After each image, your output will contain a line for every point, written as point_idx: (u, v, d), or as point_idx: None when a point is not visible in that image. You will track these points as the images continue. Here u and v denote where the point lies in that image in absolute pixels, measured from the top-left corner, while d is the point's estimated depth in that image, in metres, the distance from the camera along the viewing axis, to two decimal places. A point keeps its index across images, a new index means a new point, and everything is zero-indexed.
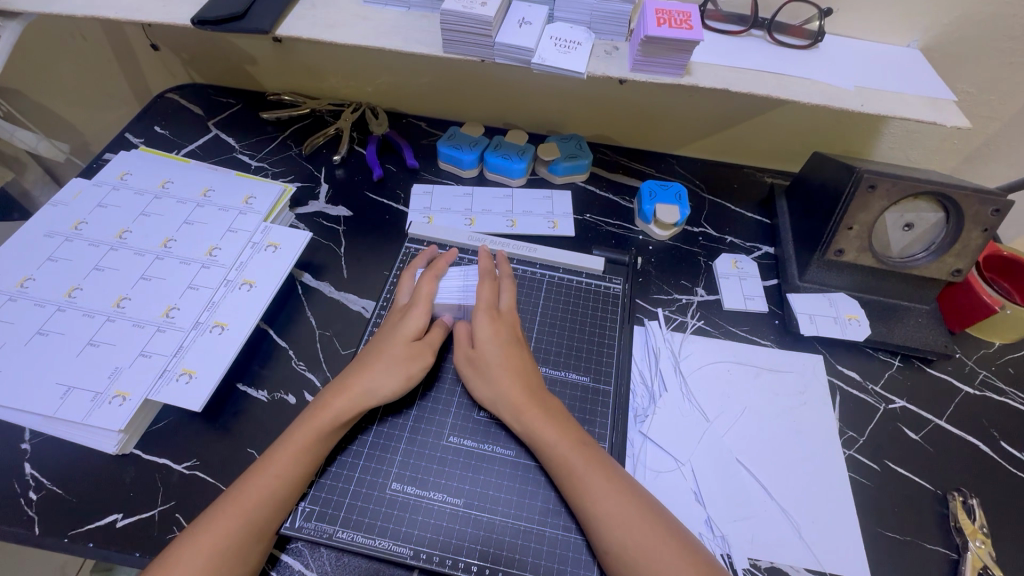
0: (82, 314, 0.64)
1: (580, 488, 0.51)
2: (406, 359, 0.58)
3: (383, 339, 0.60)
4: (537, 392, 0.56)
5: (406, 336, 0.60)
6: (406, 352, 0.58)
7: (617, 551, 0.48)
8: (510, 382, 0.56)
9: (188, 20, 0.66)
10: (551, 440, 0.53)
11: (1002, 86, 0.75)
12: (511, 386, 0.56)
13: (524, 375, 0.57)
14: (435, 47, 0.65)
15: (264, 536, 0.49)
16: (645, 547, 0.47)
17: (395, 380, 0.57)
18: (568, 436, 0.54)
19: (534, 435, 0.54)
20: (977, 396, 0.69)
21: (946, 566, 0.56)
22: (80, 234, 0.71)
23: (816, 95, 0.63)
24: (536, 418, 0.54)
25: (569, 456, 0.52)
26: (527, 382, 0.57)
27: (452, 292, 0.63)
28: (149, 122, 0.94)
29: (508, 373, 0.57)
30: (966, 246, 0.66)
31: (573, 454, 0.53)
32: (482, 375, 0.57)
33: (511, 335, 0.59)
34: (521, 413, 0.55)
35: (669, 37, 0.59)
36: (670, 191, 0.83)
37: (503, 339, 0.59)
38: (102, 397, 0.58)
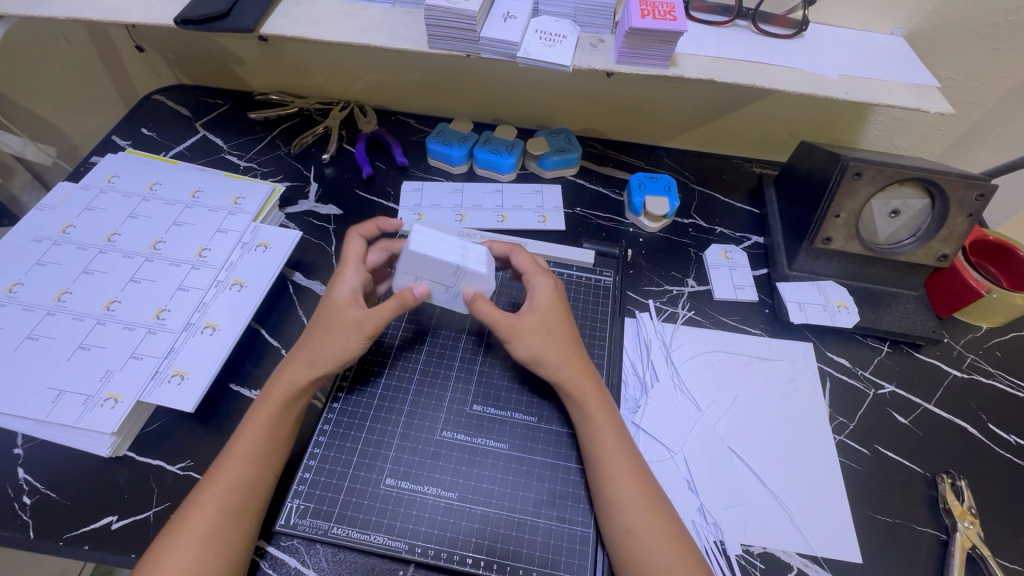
0: (71, 318, 0.64)
1: (621, 458, 0.53)
2: (340, 325, 0.56)
3: (325, 309, 0.60)
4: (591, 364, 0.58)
5: (341, 302, 0.58)
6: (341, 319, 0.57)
7: (620, 536, 0.49)
8: (577, 349, 0.58)
9: (172, 20, 0.65)
10: (599, 411, 0.55)
11: (986, 72, 0.76)
12: (572, 355, 0.57)
13: (581, 346, 0.59)
14: (421, 43, 0.65)
15: (246, 517, 0.50)
16: (646, 532, 0.49)
17: (329, 339, 0.56)
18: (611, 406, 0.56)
19: (589, 406, 0.55)
20: (965, 380, 0.69)
21: (935, 547, 0.57)
22: (68, 238, 0.71)
23: (801, 84, 0.63)
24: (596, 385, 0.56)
25: (606, 433, 0.54)
26: (584, 354, 0.58)
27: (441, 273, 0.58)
28: (136, 124, 0.93)
29: (570, 342, 0.58)
30: (952, 232, 0.67)
31: (618, 427, 0.55)
32: (547, 339, 0.57)
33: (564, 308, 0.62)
34: (579, 382, 0.56)
35: (653, 29, 0.59)
36: (659, 183, 0.83)
37: (561, 310, 0.60)
38: (94, 400, 0.58)
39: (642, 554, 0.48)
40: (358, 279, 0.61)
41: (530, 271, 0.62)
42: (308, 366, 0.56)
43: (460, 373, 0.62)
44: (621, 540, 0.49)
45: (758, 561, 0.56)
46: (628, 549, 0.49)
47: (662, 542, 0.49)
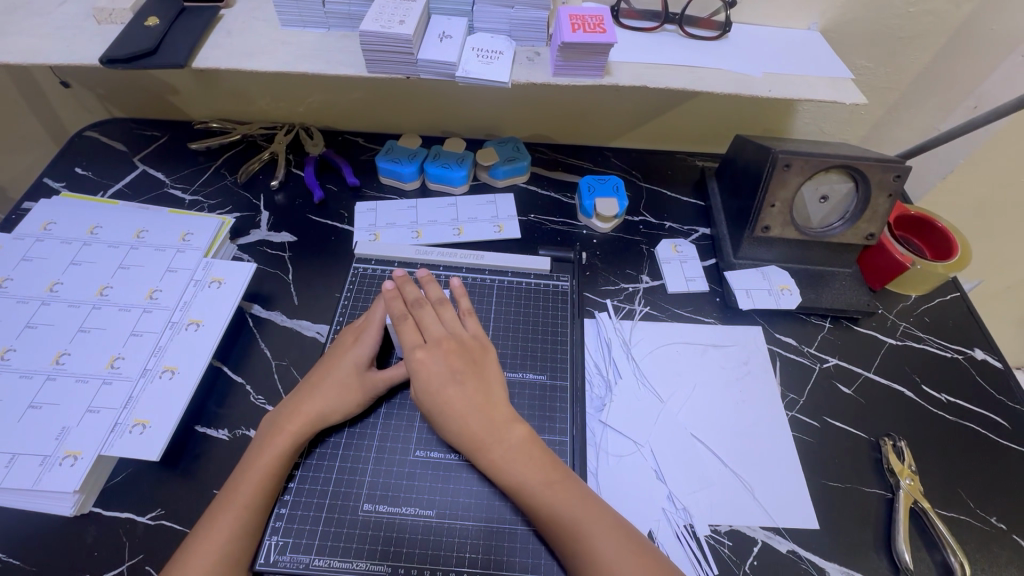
0: (18, 376, 0.61)
1: (551, 504, 0.51)
2: (355, 387, 0.59)
3: (326, 364, 0.61)
4: (501, 415, 0.55)
5: (357, 361, 0.60)
6: (357, 380, 0.59)
7: (570, 551, 0.50)
8: (467, 422, 0.54)
9: (97, 60, 0.63)
10: (512, 464, 0.53)
11: (895, 59, 0.82)
12: (468, 422, 0.54)
13: (483, 403, 0.55)
14: (359, 68, 0.65)
15: (233, 561, 0.49)
16: (601, 543, 0.49)
17: (343, 401, 0.58)
18: (535, 468, 0.53)
19: (500, 468, 0.53)
20: (899, 346, 0.75)
21: (882, 505, 0.62)
22: (6, 292, 0.68)
23: (728, 84, 0.67)
24: (498, 454, 0.53)
25: (529, 476, 0.53)
26: (487, 411, 0.55)
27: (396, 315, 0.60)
28: (69, 164, 0.89)
29: (464, 408, 0.54)
30: (875, 212, 0.72)
31: (533, 476, 0.53)
32: (440, 417, 0.55)
33: (460, 365, 0.56)
34: (482, 444, 0.54)
35: (584, 42, 0.61)
36: (607, 184, 0.86)
37: (448, 371, 0.55)
38: (52, 459, 0.56)
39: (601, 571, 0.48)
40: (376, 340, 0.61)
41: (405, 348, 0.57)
42: (317, 419, 0.57)
43: None
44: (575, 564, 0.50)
45: (726, 538, 0.59)
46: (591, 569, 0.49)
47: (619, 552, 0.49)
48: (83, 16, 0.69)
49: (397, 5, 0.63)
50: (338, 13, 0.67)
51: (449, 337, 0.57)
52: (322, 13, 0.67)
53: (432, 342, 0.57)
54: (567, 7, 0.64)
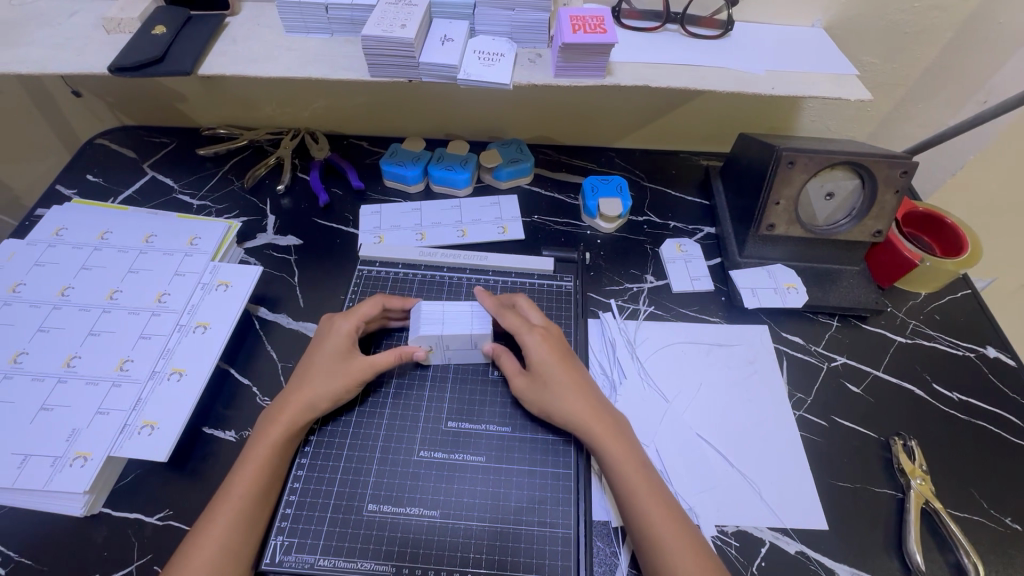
0: (31, 379, 0.62)
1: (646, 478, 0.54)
2: (339, 372, 0.59)
3: (313, 354, 0.61)
4: (599, 398, 0.59)
5: (343, 348, 0.61)
6: (345, 365, 0.59)
7: (646, 533, 0.51)
8: (576, 398, 0.58)
9: (106, 69, 0.65)
10: (612, 442, 0.56)
11: (900, 55, 0.81)
12: (577, 400, 0.58)
13: (588, 385, 0.59)
14: (362, 72, 0.66)
15: (235, 560, 0.50)
16: (673, 530, 0.51)
17: (328, 386, 0.58)
18: (629, 449, 0.56)
19: (601, 444, 0.56)
20: (909, 344, 0.74)
21: (893, 505, 0.61)
22: (19, 297, 0.69)
23: (730, 82, 0.67)
24: (600, 430, 0.56)
25: (630, 449, 0.56)
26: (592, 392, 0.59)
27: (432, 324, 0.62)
28: (80, 171, 0.91)
29: (573, 387, 0.59)
30: (882, 209, 0.71)
31: (629, 454, 0.55)
32: (548, 395, 0.58)
33: (563, 352, 0.61)
34: (589, 419, 0.57)
35: (584, 42, 0.61)
36: (611, 185, 0.86)
37: (560, 355, 0.61)
38: (63, 460, 0.57)
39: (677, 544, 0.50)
40: (355, 326, 0.62)
41: (522, 328, 0.61)
42: (307, 408, 0.57)
43: (433, 391, 0.63)
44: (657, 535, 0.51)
45: (733, 539, 0.58)
46: (660, 545, 0.50)
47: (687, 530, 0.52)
48: (93, 26, 0.71)
49: (399, 9, 0.64)
50: (341, 18, 0.67)
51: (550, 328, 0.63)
52: (325, 19, 0.68)
53: (542, 328, 0.63)
54: (568, 8, 0.64)
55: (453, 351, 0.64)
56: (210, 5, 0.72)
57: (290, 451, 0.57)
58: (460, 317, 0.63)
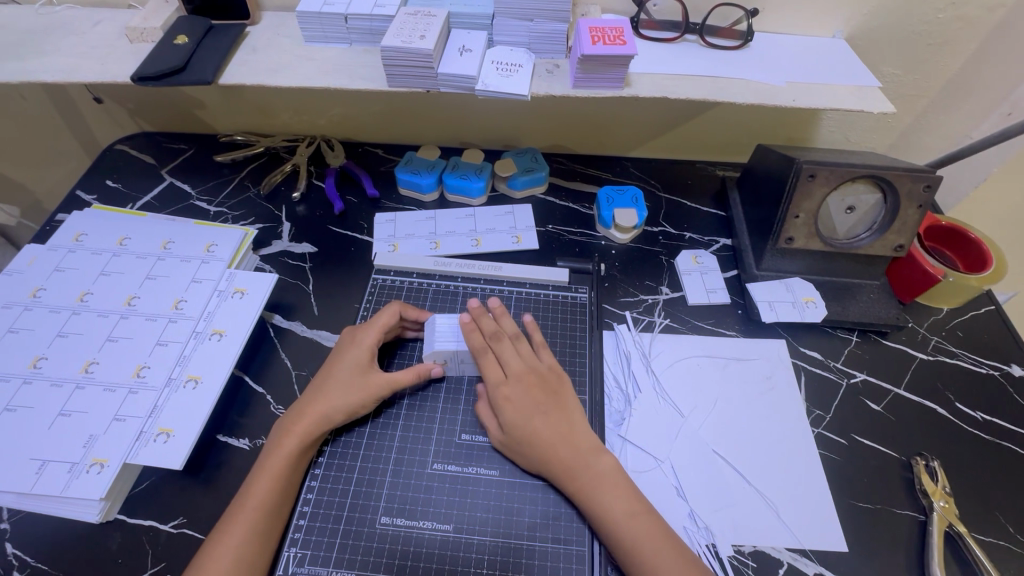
0: (49, 384, 0.63)
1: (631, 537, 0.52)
2: (358, 385, 0.59)
3: (330, 368, 0.61)
4: (580, 450, 0.56)
5: (361, 362, 0.61)
6: (363, 379, 0.59)
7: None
8: (553, 453, 0.56)
9: (128, 78, 0.65)
10: (595, 495, 0.54)
11: (923, 66, 0.80)
12: (554, 456, 0.56)
13: (566, 437, 0.56)
14: (380, 82, 0.66)
15: (248, 571, 0.50)
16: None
17: (347, 399, 0.58)
18: (618, 498, 0.54)
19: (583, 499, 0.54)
20: (931, 361, 0.73)
21: (915, 528, 0.60)
22: (40, 302, 0.70)
23: (751, 94, 0.66)
24: (581, 486, 0.54)
25: (613, 505, 0.53)
26: (570, 445, 0.56)
27: (447, 339, 0.62)
28: (100, 177, 0.92)
29: (550, 441, 0.56)
30: (905, 223, 0.70)
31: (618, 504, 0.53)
32: (524, 453, 0.57)
33: (541, 398, 0.58)
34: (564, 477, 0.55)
35: (604, 54, 0.61)
36: (626, 195, 0.85)
37: (531, 405, 0.57)
38: (80, 466, 0.57)
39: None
40: (376, 340, 0.62)
41: (491, 378, 0.59)
42: (324, 418, 0.57)
43: (447, 402, 0.63)
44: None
45: (749, 560, 0.57)
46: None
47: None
48: (116, 36, 0.72)
49: (418, 20, 0.64)
50: (360, 28, 0.68)
51: (529, 371, 0.60)
52: (344, 29, 0.68)
53: (513, 376, 0.59)
54: (587, 20, 0.64)
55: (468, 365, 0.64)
56: (230, 14, 0.72)
57: (304, 462, 0.57)
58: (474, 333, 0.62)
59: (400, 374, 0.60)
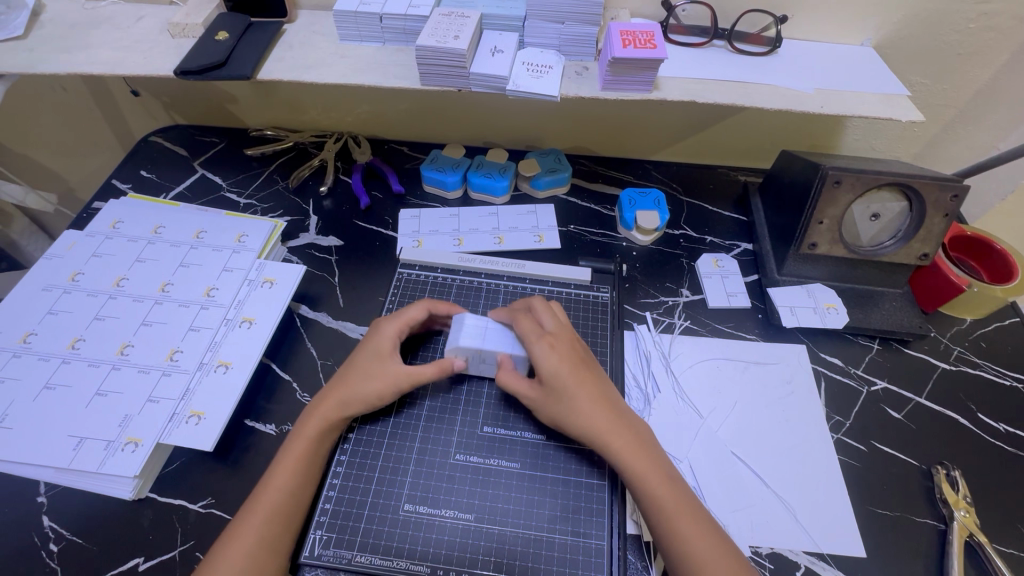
0: (86, 365, 0.65)
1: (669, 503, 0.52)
2: (379, 374, 0.59)
3: (356, 359, 0.62)
4: (616, 412, 0.57)
5: (386, 352, 0.62)
6: (384, 369, 0.60)
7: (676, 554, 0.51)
8: (593, 412, 0.56)
9: (171, 72, 0.68)
10: (633, 459, 0.54)
11: (952, 76, 0.80)
12: (594, 414, 0.56)
13: (602, 401, 0.57)
14: (413, 81, 0.67)
15: (274, 552, 0.51)
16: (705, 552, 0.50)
17: (369, 388, 0.59)
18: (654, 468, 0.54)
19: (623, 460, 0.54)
20: (953, 371, 0.72)
21: (935, 537, 0.59)
22: (78, 286, 0.72)
23: (779, 100, 0.66)
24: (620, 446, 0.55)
25: (648, 471, 0.54)
26: (608, 409, 0.57)
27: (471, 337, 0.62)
28: (135, 167, 0.95)
29: (590, 400, 0.56)
30: (930, 231, 0.70)
31: (654, 473, 0.54)
32: (563, 408, 0.56)
33: (579, 358, 0.59)
34: (605, 437, 0.55)
35: (634, 57, 0.62)
36: (648, 198, 0.86)
37: (572, 363, 0.58)
38: (115, 444, 0.59)
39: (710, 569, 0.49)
40: (398, 330, 0.64)
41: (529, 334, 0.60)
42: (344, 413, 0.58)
43: (470, 396, 0.64)
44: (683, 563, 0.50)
45: (767, 561, 0.58)
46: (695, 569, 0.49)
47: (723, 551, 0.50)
48: (158, 31, 0.74)
49: (452, 20, 0.65)
50: (394, 27, 0.69)
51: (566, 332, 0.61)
52: (378, 28, 0.70)
53: (552, 334, 0.60)
54: (619, 23, 0.65)
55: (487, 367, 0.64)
56: (268, 13, 0.74)
57: (330, 448, 0.58)
58: (499, 335, 0.63)
59: (415, 367, 0.60)
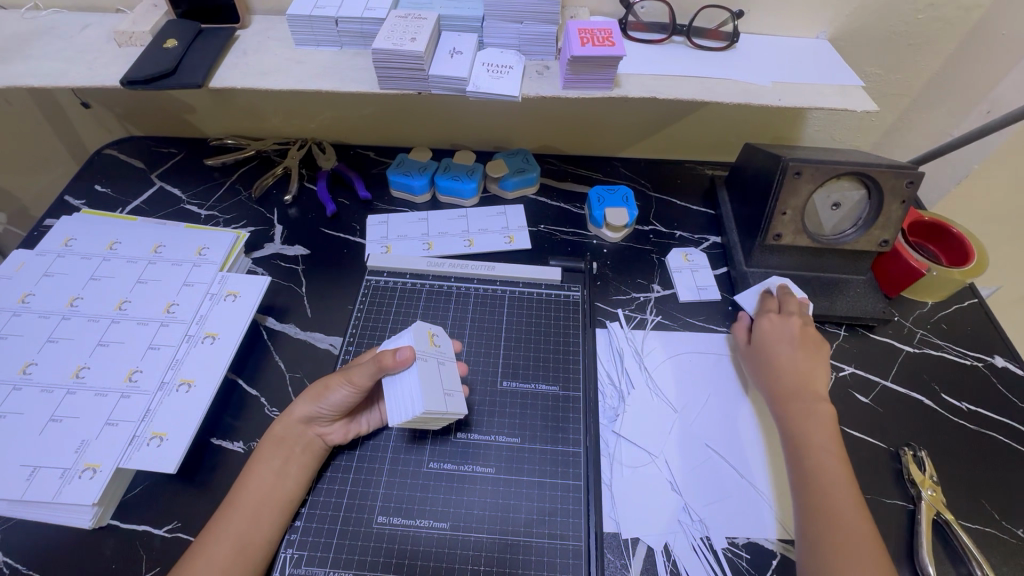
0: (39, 390, 0.62)
1: (798, 435, 0.61)
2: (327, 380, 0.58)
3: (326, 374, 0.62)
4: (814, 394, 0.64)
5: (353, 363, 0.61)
6: (339, 372, 0.58)
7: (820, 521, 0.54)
8: (799, 368, 0.65)
9: (118, 82, 0.65)
10: (818, 421, 0.61)
11: (904, 66, 0.82)
12: (787, 375, 0.65)
13: (800, 375, 0.65)
14: (372, 85, 0.66)
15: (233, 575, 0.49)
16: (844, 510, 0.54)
17: (310, 393, 0.57)
18: (828, 433, 0.60)
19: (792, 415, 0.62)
20: (917, 354, 0.74)
21: (903, 517, 0.61)
22: (28, 307, 0.69)
23: (738, 94, 0.67)
24: (801, 411, 0.62)
25: (813, 436, 0.60)
26: (804, 381, 0.64)
27: (429, 355, 0.58)
28: (89, 181, 0.91)
29: (789, 367, 0.66)
30: (889, 218, 0.71)
31: (825, 439, 0.60)
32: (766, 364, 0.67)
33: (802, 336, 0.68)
34: (790, 402, 0.63)
35: (593, 55, 0.62)
36: (617, 194, 0.86)
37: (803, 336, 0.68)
38: (71, 472, 0.57)
39: (826, 477, 0.57)
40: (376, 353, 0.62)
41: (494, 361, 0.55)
42: (308, 425, 0.57)
43: None
44: (807, 472, 0.58)
45: (744, 551, 0.58)
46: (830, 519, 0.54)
47: (833, 470, 0.57)
48: (103, 40, 0.71)
49: (408, 23, 0.64)
50: (351, 31, 0.68)
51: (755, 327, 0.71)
52: (334, 32, 0.68)
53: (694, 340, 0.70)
54: (576, 22, 0.65)
55: (398, 390, 0.55)
56: (220, 19, 0.72)
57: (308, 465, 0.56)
58: (449, 373, 0.59)
59: (356, 369, 0.56)
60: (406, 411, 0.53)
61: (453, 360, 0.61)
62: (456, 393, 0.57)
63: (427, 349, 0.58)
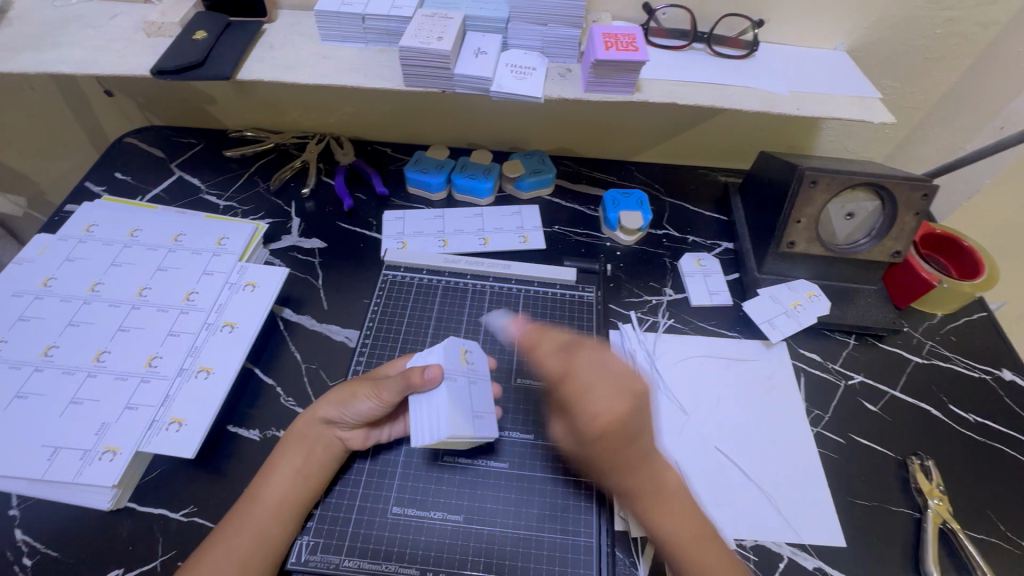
0: (61, 372, 0.63)
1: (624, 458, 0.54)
2: (352, 389, 0.59)
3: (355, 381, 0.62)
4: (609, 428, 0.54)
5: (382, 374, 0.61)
6: (369, 382, 0.58)
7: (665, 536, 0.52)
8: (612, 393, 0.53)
9: (147, 71, 0.66)
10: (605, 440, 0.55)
11: (920, 80, 0.83)
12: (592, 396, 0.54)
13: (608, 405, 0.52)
14: (397, 81, 0.67)
15: (249, 566, 0.50)
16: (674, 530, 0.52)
17: (334, 401, 0.58)
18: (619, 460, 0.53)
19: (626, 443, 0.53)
20: (925, 365, 0.75)
21: (910, 525, 0.61)
22: (50, 291, 0.70)
23: (757, 102, 0.68)
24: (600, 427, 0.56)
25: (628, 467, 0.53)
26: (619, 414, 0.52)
27: (458, 374, 0.59)
28: (110, 169, 0.92)
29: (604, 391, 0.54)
30: (902, 230, 0.72)
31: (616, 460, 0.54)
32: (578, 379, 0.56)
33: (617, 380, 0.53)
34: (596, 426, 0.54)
35: (617, 59, 0.63)
36: (632, 198, 0.87)
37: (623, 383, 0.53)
38: (91, 454, 0.57)
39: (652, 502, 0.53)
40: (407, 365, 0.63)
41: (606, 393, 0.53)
42: (330, 426, 0.58)
43: None
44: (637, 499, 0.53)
45: (751, 553, 0.59)
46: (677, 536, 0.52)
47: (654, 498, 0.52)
48: (133, 30, 0.72)
49: (435, 22, 0.65)
50: (377, 28, 0.69)
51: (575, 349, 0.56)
52: (361, 29, 0.69)
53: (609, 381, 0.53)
54: (600, 26, 0.66)
55: (425, 409, 0.56)
56: (247, 12, 0.73)
57: (325, 458, 0.57)
58: (479, 395, 0.59)
59: (383, 384, 0.56)
60: (431, 433, 0.54)
61: (485, 379, 0.61)
62: (485, 415, 0.58)
63: (458, 367, 0.59)
